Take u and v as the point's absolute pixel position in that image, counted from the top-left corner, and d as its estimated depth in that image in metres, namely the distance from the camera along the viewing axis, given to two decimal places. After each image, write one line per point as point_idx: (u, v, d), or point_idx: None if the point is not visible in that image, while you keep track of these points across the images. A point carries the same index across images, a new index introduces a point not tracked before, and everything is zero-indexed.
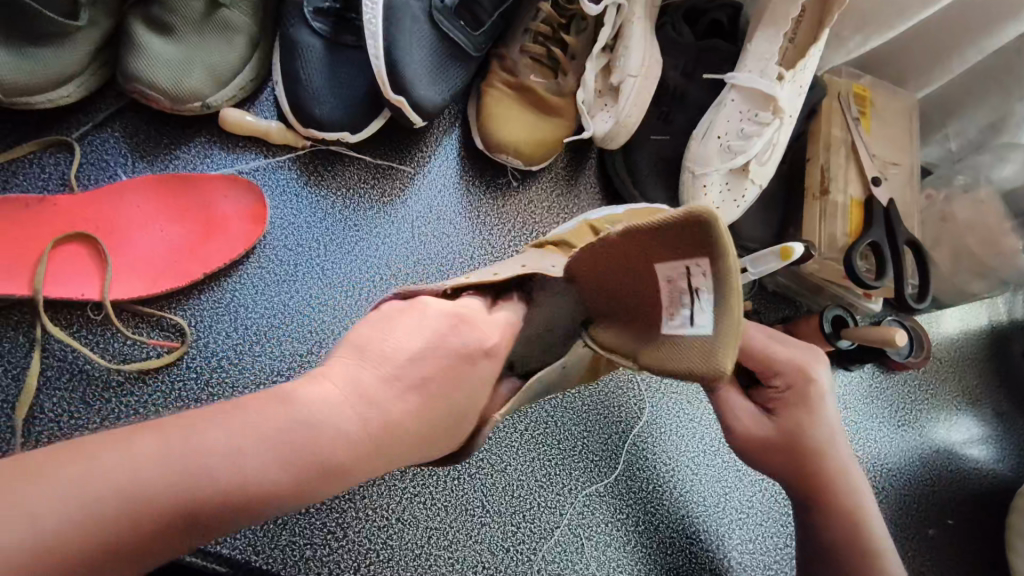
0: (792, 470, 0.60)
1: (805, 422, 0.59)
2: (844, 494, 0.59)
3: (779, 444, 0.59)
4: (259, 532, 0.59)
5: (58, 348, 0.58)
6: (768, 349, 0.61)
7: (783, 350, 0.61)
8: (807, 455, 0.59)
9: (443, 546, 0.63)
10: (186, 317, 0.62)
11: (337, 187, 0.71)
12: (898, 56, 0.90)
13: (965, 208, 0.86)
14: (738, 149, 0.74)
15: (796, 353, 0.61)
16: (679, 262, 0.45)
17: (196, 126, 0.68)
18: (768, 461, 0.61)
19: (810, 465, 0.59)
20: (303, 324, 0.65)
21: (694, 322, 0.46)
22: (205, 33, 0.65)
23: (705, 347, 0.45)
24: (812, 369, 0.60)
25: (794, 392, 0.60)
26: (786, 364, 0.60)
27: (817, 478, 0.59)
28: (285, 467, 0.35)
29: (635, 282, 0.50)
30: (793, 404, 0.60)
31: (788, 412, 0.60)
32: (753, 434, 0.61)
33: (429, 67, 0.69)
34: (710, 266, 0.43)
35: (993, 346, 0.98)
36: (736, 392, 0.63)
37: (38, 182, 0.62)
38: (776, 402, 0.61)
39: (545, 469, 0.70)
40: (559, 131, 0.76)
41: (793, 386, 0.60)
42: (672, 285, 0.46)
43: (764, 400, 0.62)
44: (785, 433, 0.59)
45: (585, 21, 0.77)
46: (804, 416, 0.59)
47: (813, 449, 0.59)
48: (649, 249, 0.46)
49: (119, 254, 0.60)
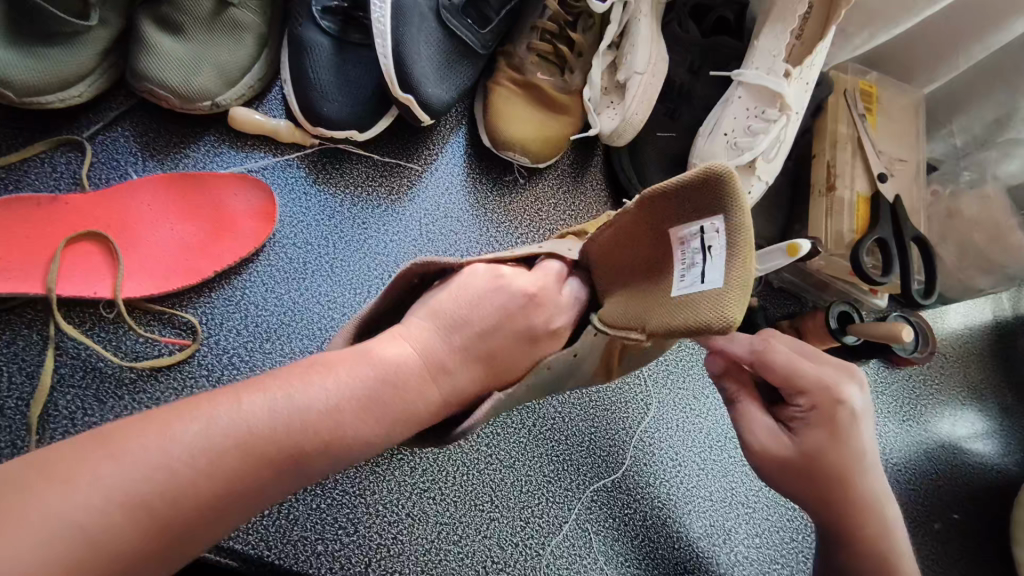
0: (812, 494, 0.57)
1: (829, 447, 0.56)
2: (867, 520, 0.58)
3: (799, 467, 0.57)
4: (269, 527, 0.59)
5: (71, 346, 0.58)
6: (794, 367, 0.58)
7: (811, 367, 0.58)
8: (829, 480, 0.56)
9: (452, 541, 0.64)
10: (197, 315, 0.62)
11: (345, 185, 0.71)
12: (903, 53, 0.90)
13: (971, 204, 0.86)
14: (745, 146, 0.74)
15: (827, 374, 0.58)
16: (691, 222, 0.47)
17: (205, 125, 0.68)
18: (786, 483, 0.59)
19: (831, 491, 0.57)
20: (313, 321, 0.66)
21: (705, 278, 0.46)
22: (214, 32, 0.65)
23: (716, 299, 0.44)
24: (841, 391, 0.57)
25: (819, 412, 0.57)
26: (811, 384, 0.57)
27: (840, 504, 0.57)
28: (302, 439, 0.38)
29: (649, 250, 0.51)
30: (815, 425, 0.57)
31: (810, 434, 0.57)
32: (773, 455, 0.58)
33: (437, 65, 0.70)
34: (725, 222, 0.45)
35: (998, 341, 0.98)
36: (756, 409, 0.61)
37: (49, 181, 0.62)
38: (798, 422, 0.58)
39: (552, 465, 0.70)
40: (566, 128, 0.77)
41: (817, 407, 0.57)
42: (687, 246, 0.48)
43: (786, 418, 0.60)
44: (806, 457, 0.57)
45: (592, 19, 0.78)
46: (828, 440, 0.56)
47: (835, 475, 0.56)
48: (663, 215, 0.49)
49: (131, 252, 0.61)
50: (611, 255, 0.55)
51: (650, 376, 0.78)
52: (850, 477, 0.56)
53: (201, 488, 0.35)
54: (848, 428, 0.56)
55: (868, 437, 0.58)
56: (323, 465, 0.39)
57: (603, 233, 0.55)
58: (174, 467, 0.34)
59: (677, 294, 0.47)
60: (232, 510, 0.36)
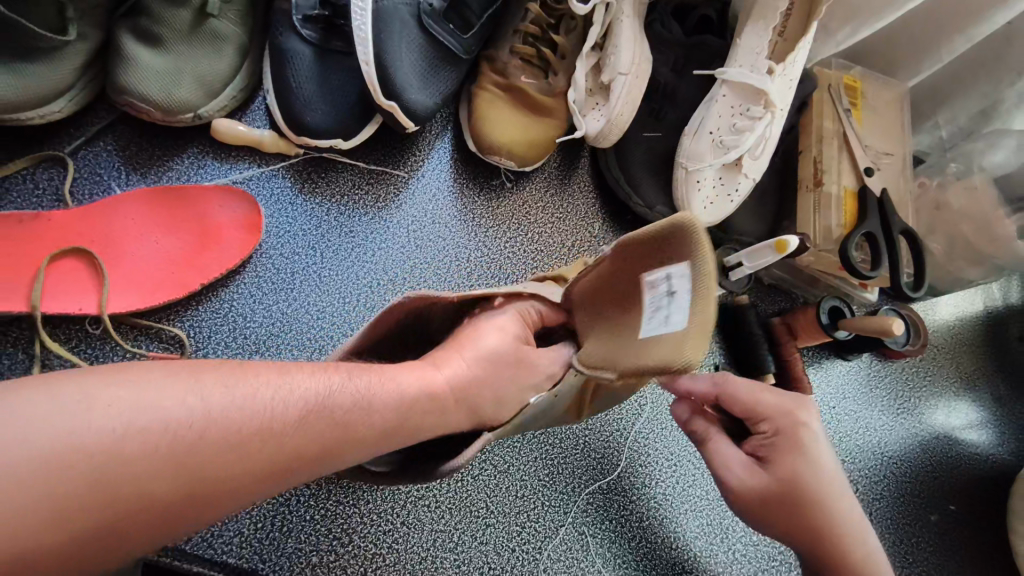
0: (793, 524, 0.55)
1: (796, 468, 0.55)
2: (848, 548, 0.54)
3: (774, 491, 0.55)
4: (263, 540, 0.59)
5: (58, 363, 0.58)
6: (755, 396, 0.59)
7: (771, 397, 0.59)
8: (806, 504, 0.54)
9: (449, 548, 0.64)
10: (185, 329, 0.62)
11: (331, 195, 0.71)
12: (885, 46, 0.90)
13: (959, 196, 0.86)
14: (731, 144, 0.74)
15: (786, 401, 0.59)
16: (662, 268, 0.46)
17: (187, 137, 0.68)
18: (764, 520, 0.56)
19: (809, 515, 0.54)
20: (301, 330, 0.66)
21: (670, 319, 0.45)
22: (195, 43, 0.65)
23: (677, 341, 0.43)
24: (800, 415, 0.58)
25: (781, 434, 0.57)
26: (771, 409, 0.58)
27: (817, 532, 0.54)
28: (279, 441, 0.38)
29: (625, 289, 0.52)
30: (781, 449, 0.56)
31: (779, 460, 0.56)
32: (745, 482, 0.57)
33: (419, 71, 0.69)
34: (687, 269, 0.44)
35: (991, 332, 0.99)
36: (724, 442, 0.61)
37: (31, 198, 0.62)
38: (764, 448, 0.58)
39: (547, 468, 0.70)
40: (552, 132, 0.77)
41: (781, 432, 0.57)
42: (655, 290, 0.47)
43: (754, 448, 0.59)
44: (779, 481, 0.55)
45: (574, 21, 0.78)
46: (794, 462, 0.55)
47: (809, 496, 0.54)
48: (635, 263, 0.50)
49: (115, 267, 0.60)
50: (596, 292, 0.56)
51: None
52: (827, 496, 0.54)
53: (98, 496, 0.31)
54: (812, 450, 0.56)
55: (835, 456, 0.57)
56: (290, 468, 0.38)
57: (584, 275, 0.57)
58: (61, 458, 0.31)
59: (647, 333, 0.47)
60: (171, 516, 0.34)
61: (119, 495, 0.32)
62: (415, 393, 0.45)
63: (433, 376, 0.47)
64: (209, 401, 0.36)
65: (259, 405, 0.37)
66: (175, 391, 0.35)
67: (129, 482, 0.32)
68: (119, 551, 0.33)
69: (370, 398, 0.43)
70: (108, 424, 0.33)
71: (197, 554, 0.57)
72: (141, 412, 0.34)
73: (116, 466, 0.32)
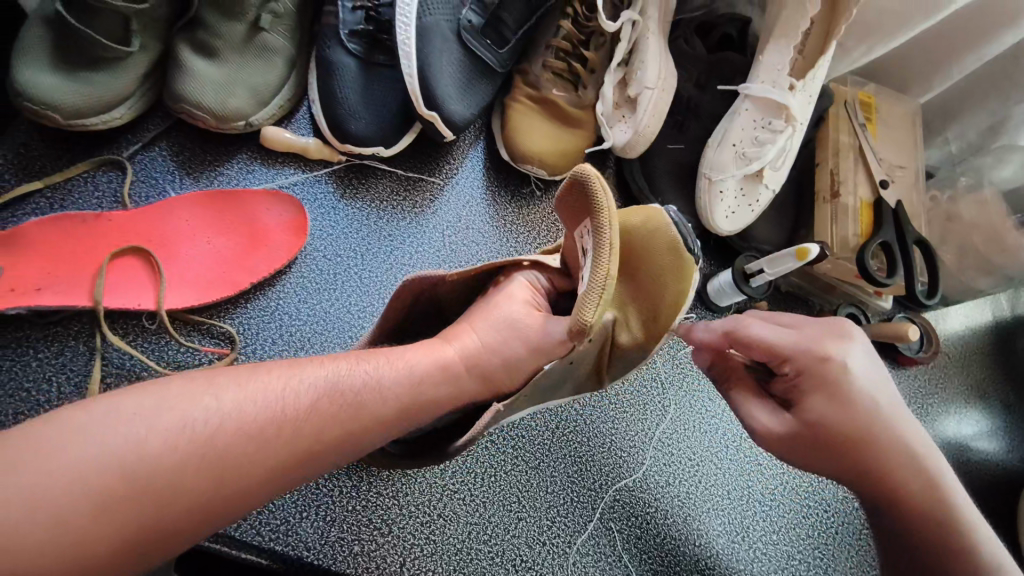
0: (840, 467, 0.52)
1: (828, 408, 0.52)
2: (901, 480, 0.51)
3: (812, 437, 0.52)
4: (308, 529, 0.61)
5: (117, 356, 0.61)
6: (772, 338, 0.55)
7: (790, 334, 0.54)
8: (848, 445, 0.51)
9: (483, 540, 0.66)
10: (234, 325, 0.65)
11: (371, 200, 0.74)
12: (897, 64, 0.94)
13: (970, 208, 0.89)
14: (753, 156, 0.77)
15: (806, 338, 0.54)
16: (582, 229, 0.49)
17: (237, 144, 0.71)
18: (808, 465, 0.54)
19: (855, 456, 0.51)
20: (344, 329, 0.68)
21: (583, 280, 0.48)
22: (248, 55, 0.68)
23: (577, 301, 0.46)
24: (825, 349, 0.53)
25: (804, 375, 0.53)
26: (792, 348, 0.54)
27: (868, 472, 0.52)
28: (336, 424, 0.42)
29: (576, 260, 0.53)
30: (809, 391, 0.53)
31: (807, 402, 0.53)
32: (777, 433, 0.55)
33: (458, 84, 0.73)
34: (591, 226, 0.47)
35: (1000, 342, 1.01)
36: (751, 393, 0.59)
37: (91, 200, 0.65)
38: (791, 392, 0.55)
39: (576, 465, 0.72)
40: (581, 142, 0.80)
41: (805, 372, 0.53)
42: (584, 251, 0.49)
43: (783, 390, 0.56)
44: (811, 424, 0.52)
45: (603, 37, 0.81)
46: (826, 403, 0.52)
47: (850, 433, 0.51)
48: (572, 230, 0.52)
49: (170, 266, 0.64)
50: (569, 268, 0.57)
51: (667, 378, 0.81)
52: (872, 431, 0.51)
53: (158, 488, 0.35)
54: (843, 384, 0.52)
55: (872, 383, 0.52)
56: (350, 447, 0.43)
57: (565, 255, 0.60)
58: (101, 464, 0.34)
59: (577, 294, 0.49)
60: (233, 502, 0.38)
61: (141, 493, 0.35)
62: (427, 367, 0.47)
63: (445, 351, 0.49)
64: (253, 398, 0.40)
65: (296, 402, 0.41)
66: (195, 395, 0.39)
67: (147, 481, 0.35)
68: (176, 541, 0.36)
69: (377, 378, 0.45)
70: (132, 428, 0.36)
71: (245, 541, 0.59)
72: (162, 414, 0.37)
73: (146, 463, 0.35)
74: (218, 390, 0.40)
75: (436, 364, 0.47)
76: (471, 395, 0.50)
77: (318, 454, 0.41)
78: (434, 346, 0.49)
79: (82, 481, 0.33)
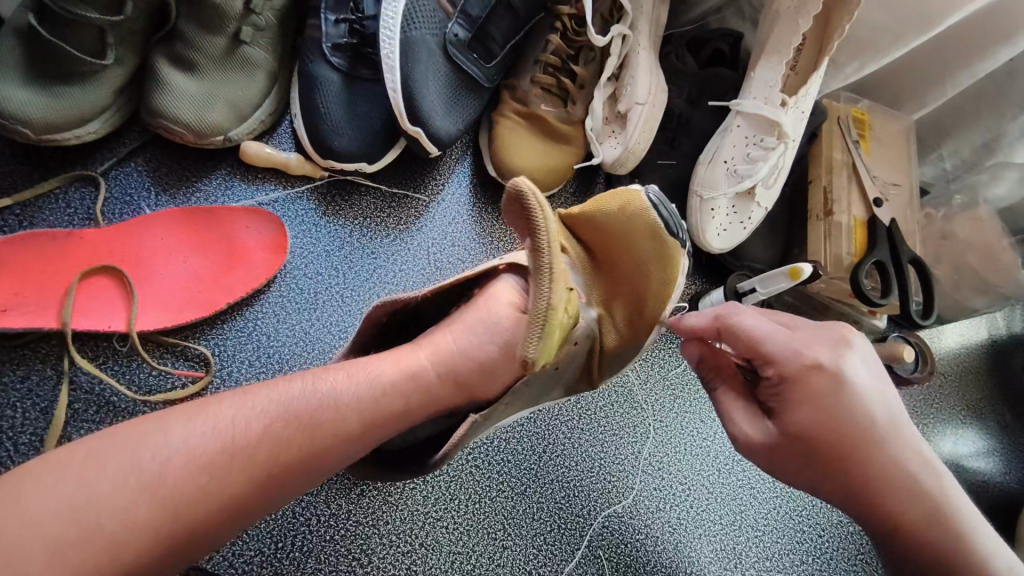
0: (833, 487, 0.49)
1: (816, 422, 0.48)
2: (902, 503, 0.48)
3: (800, 450, 0.49)
4: (283, 560, 0.59)
5: (86, 380, 0.59)
6: (756, 337, 0.51)
7: (779, 335, 0.51)
8: (841, 462, 0.48)
9: (466, 571, 0.64)
10: (209, 347, 0.63)
11: (353, 217, 0.73)
12: (891, 81, 0.93)
13: (964, 226, 0.88)
14: (745, 173, 0.76)
15: (798, 342, 0.51)
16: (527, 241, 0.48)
17: (217, 159, 0.70)
18: (798, 480, 0.51)
19: (849, 472, 0.48)
20: (323, 350, 0.67)
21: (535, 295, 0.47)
22: (228, 69, 0.67)
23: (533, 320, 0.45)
24: (816, 357, 0.49)
25: (790, 383, 0.50)
26: (777, 351, 0.50)
27: (865, 492, 0.48)
28: (303, 454, 0.40)
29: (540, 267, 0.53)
30: (792, 399, 0.50)
31: (789, 410, 0.50)
32: (761, 444, 0.52)
33: (444, 99, 0.71)
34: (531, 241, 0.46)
35: (996, 360, 1.00)
36: (737, 398, 0.55)
37: (63, 217, 0.63)
38: (775, 401, 0.51)
39: (563, 490, 0.70)
40: (570, 158, 0.78)
41: (791, 380, 0.50)
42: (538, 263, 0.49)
43: (766, 397, 0.53)
44: (796, 437, 0.49)
45: (593, 51, 0.80)
46: (810, 412, 0.49)
47: (842, 450, 0.48)
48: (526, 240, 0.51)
49: (143, 286, 0.61)
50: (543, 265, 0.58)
51: (657, 398, 0.79)
52: (868, 448, 0.48)
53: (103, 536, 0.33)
54: (834, 396, 0.48)
55: (868, 395, 0.49)
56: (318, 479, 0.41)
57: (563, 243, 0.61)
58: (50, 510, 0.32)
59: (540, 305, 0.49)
60: (195, 546, 0.36)
61: (93, 548, 0.32)
62: (396, 378, 0.45)
63: (416, 357, 0.47)
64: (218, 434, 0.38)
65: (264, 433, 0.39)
66: (136, 440, 0.36)
67: (92, 533, 0.33)
68: None
69: (345, 402, 0.43)
70: (78, 473, 0.34)
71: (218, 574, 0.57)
72: (116, 456, 0.35)
73: (94, 509, 0.33)
74: (176, 420, 0.38)
75: (404, 374, 0.45)
76: (444, 404, 0.48)
77: (281, 485, 0.39)
78: (405, 352, 0.47)
79: (23, 532, 0.31)
